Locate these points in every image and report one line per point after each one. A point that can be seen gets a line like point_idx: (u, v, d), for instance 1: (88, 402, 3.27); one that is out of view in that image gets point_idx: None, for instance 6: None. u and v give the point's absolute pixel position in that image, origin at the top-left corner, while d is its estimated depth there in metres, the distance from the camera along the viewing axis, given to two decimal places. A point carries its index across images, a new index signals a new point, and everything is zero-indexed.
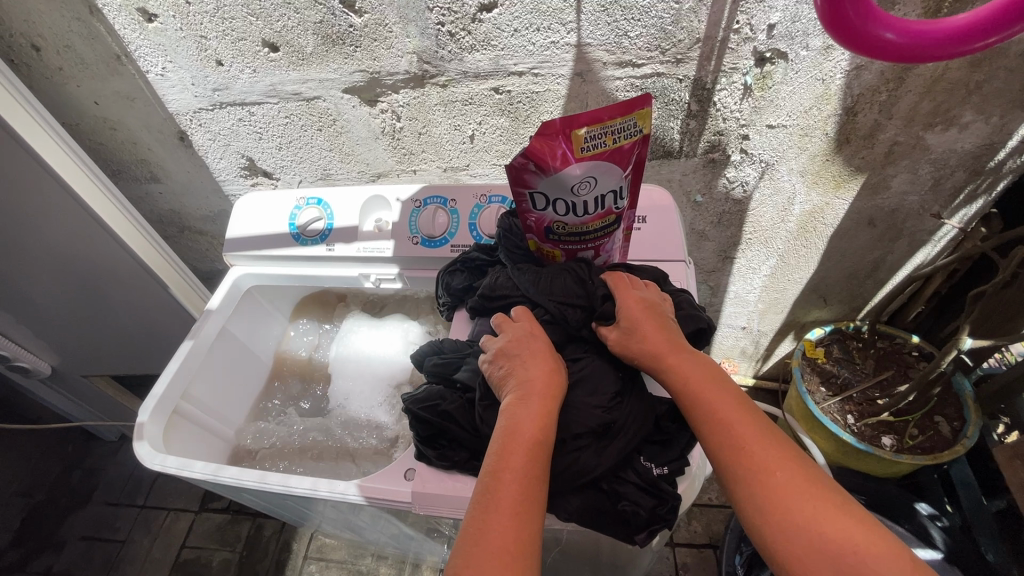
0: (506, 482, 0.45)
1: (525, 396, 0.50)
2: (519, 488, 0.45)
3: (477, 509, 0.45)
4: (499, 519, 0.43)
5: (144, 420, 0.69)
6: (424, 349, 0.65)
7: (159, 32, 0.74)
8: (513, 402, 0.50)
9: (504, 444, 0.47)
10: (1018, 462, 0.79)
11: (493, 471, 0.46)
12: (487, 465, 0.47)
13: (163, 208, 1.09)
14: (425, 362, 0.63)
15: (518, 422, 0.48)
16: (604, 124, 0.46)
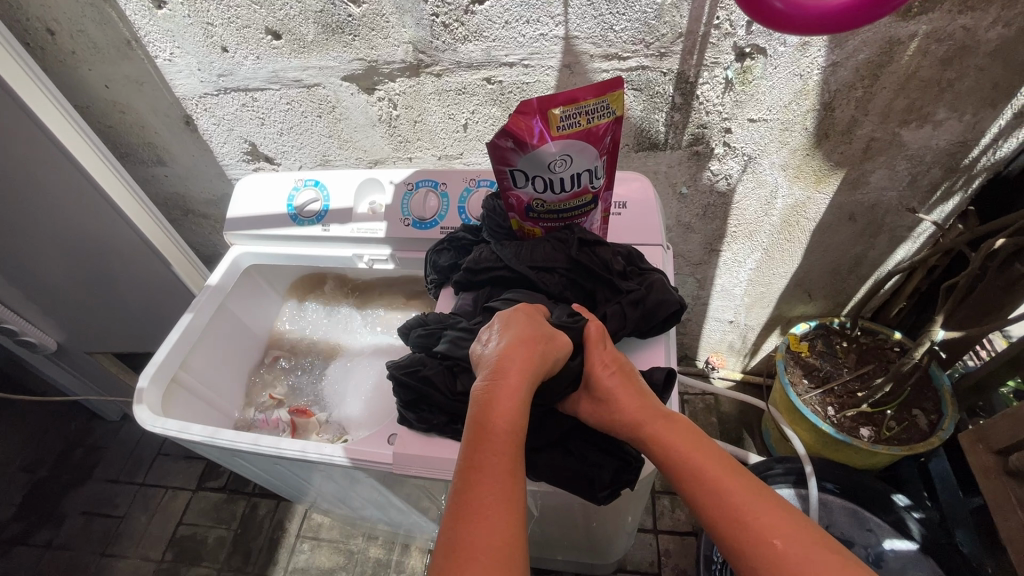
0: (486, 473, 0.43)
1: (501, 370, 0.48)
2: (502, 478, 0.43)
3: (456, 508, 0.42)
4: (482, 519, 0.40)
5: (144, 385, 0.72)
6: (411, 323, 0.68)
7: (168, 19, 0.78)
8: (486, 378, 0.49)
9: (478, 430, 0.45)
10: (980, 446, 0.81)
11: (470, 466, 0.43)
12: (463, 456, 0.44)
13: (168, 191, 1.13)
14: (410, 336, 0.66)
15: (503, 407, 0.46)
16: (578, 105, 0.50)
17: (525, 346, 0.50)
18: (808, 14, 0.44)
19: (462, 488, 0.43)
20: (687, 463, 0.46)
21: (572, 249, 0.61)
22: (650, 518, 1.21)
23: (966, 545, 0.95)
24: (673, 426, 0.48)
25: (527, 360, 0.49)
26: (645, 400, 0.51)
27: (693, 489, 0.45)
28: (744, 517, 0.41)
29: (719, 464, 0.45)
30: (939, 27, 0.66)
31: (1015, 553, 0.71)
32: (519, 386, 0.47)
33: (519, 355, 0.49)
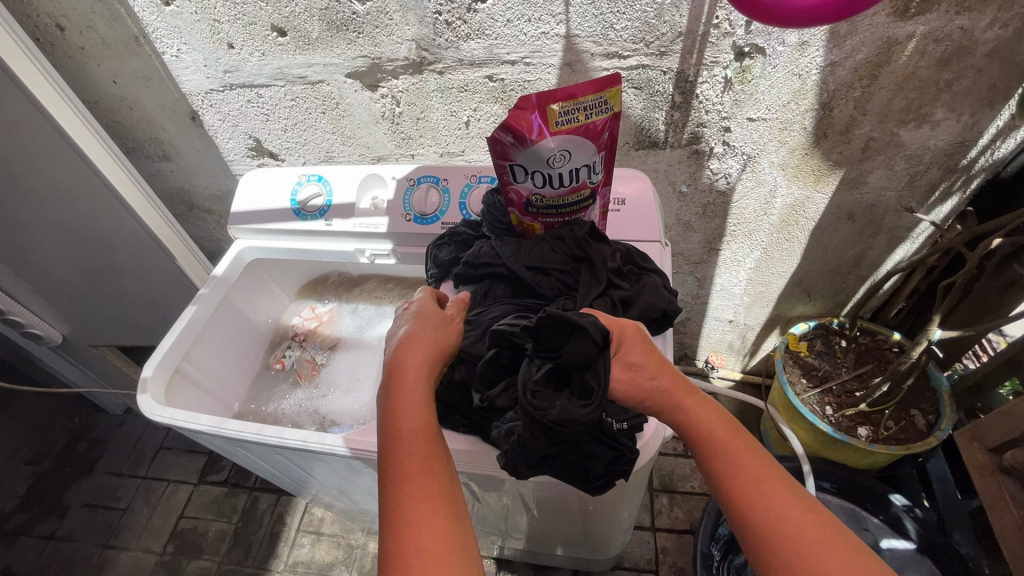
0: (409, 483, 0.46)
1: (398, 376, 0.52)
2: (427, 479, 0.47)
3: (390, 524, 0.45)
4: (418, 524, 0.44)
5: (148, 375, 0.73)
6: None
7: (175, 15, 0.79)
8: (383, 393, 0.52)
9: (394, 446, 0.49)
10: (975, 444, 0.82)
11: (395, 486, 0.47)
12: (387, 479, 0.48)
13: (173, 186, 1.14)
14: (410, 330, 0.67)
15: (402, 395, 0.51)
16: (577, 101, 0.51)
17: (411, 347, 0.54)
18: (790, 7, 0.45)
19: (390, 509, 0.46)
20: (714, 444, 0.51)
21: (569, 243, 0.62)
22: (648, 515, 1.22)
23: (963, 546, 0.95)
24: (705, 407, 0.54)
25: (417, 359, 0.54)
26: (676, 377, 0.55)
27: (721, 466, 0.50)
28: (759, 495, 0.47)
29: (741, 447, 0.51)
30: (936, 28, 0.67)
31: (1008, 551, 0.74)
32: (414, 387, 0.52)
33: (411, 356, 0.54)
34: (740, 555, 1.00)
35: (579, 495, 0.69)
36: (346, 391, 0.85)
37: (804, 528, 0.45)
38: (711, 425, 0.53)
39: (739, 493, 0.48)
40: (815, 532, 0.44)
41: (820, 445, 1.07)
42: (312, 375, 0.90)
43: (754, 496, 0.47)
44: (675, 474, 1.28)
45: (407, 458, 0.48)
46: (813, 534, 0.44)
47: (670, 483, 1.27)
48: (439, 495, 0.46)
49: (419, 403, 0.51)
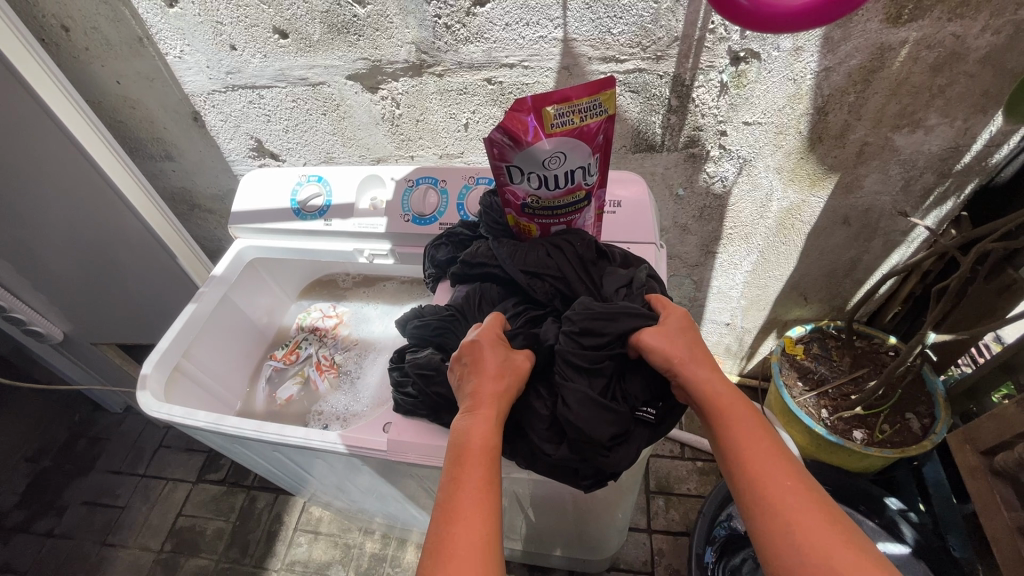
0: (465, 486, 0.47)
1: (479, 402, 0.52)
2: (478, 489, 0.47)
3: (441, 515, 0.46)
4: (462, 528, 0.45)
5: (148, 372, 0.74)
6: (409, 319, 0.70)
7: (179, 17, 0.80)
8: (464, 411, 0.53)
9: (459, 451, 0.50)
10: (968, 446, 0.82)
11: (453, 482, 0.48)
12: (448, 475, 0.49)
13: (175, 185, 1.15)
14: (410, 333, 0.68)
15: (471, 428, 0.51)
16: (571, 103, 0.52)
17: (491, 379, 0.54)
18: (773, 10, 0.46)
19: (446, 500, 0.47)
20: (733, 419, 0.50)
21: (566, 253, 0.62)
22: (644, 517, 1.22)
23: (957, 550, 0.95)
24: (722, 379, 0.53)
25: (495, 392, 0.53)
26: (698, 346, 0.55)
27: (730, 432, 0.50)
28: (762, 464, 0.47)
29: (752, 420, 0.50)
30: (929, 34, 0.67)
31: (999, 553, 0.75)
32: (492, 415, 0.52)
33: (494, 388, 0.53)
34: (736, 557, 1.01)
35: (572, 493, 0.69)
36: (345, 392, 0.85)
37: (805, 504, 0.44)
38: (727, 396, 0.52)
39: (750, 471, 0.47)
40: (810, 506, 0.44)
41: (815, 448, 1.07)
42: (332, 371, 0.87)
43: (760, 462, 0.47)
44: (672, 477, 1.28)
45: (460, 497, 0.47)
46: (806, 507, 0.44)
47: (666, 485, 1.27)
48: (486, 510, 0.46)
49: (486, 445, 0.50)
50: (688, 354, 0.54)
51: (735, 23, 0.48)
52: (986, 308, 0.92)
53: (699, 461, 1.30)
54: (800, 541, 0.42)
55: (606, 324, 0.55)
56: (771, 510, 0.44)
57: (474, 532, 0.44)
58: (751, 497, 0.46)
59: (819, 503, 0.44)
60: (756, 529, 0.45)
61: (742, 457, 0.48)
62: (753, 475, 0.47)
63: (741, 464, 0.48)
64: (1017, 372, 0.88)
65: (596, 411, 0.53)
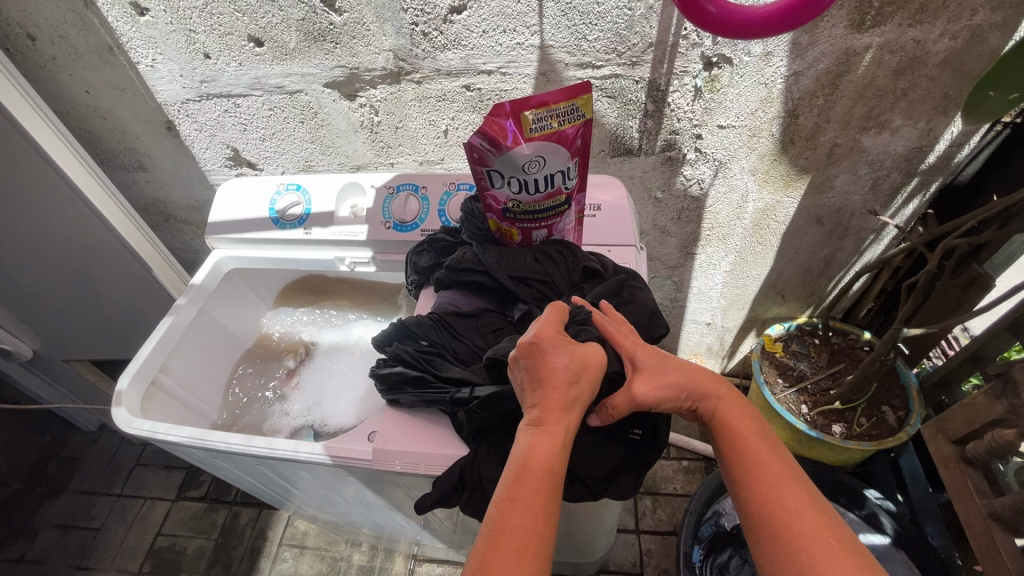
0: (518, 509, 0.46)
1: (552, 420, 0.49)
2: (530, 514, 0.46)
3: (490, 530, 0.45)
4: (507, 555, 0.44)
5: (123, 388, 0.72)
6: (389, 330, 0.68)
7: (151, 25, 0.79)
8: (528, 424, 0.50)
9: (520, 469, 0.47)
10: (940, 437, 0.85)
11: (506, 499, 0.46)
12: (502, 491, 0.47)
13: (149, 196, 1.13)
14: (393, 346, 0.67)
15: (535, 445, 0.48)
16: (549, 108, 0.52)
17: (561, 388, 0.49)
18: (739, 18, 0.48)
19: (495, 520, 0.46)
20: (741, 437, 0.51)
21: (553, 262, 0.64)
22: (632, 518, 1.23)
23: (935, 538, 0.97)
24: (736, 406, 0.53)
25: (564, 403, 0.49)
26: (705, 370, 0.55)
27: (744, 460, 0.50)
28: (779, 493, 0.47)
29: (764, 444, 0.51)
30: (891, 39, 0.70)
31: (972, 539, 0.77)
32: (560, 434, 0.49)
33: (569, 403, 0.49)
34: (723, 554, 1.02)
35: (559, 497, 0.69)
36: (326, 402, 0.83)
37: (814, 524, 0.45)
38: (738, 418, 0.52)
39: (760, 487, 0.48)
40: (827, 537, 0.44)
41: (796, 443, 1.08)
42: None
43: (773, 487, 0.48)
44: (658, 477, 1.30)
45: (510, 519, 0.46)
46: (822, 536, 0.44)
47: (653, 486, 1.28)
48: (536, 538, 0.45)
49: (553, 465, 0.48)
50: (698, 381, 0.53)
51: (706, 32, 0.49)
52: (955, 302, 0.95)
53: (685, 460, 1.32)
54: (805, 558, 0.44)
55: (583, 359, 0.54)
56: (785, 538, 0.45)
57: (518, 558, 0.44)
58: (765, 522, 0.47)
59: (830, 528, 0.45)
60: (764, 550, 0.46)
61: (753, 481, 0.49)
62: (767, 504, 0.47)
63: (755, 491, 0.48)
64: (985, 363, 0.91)
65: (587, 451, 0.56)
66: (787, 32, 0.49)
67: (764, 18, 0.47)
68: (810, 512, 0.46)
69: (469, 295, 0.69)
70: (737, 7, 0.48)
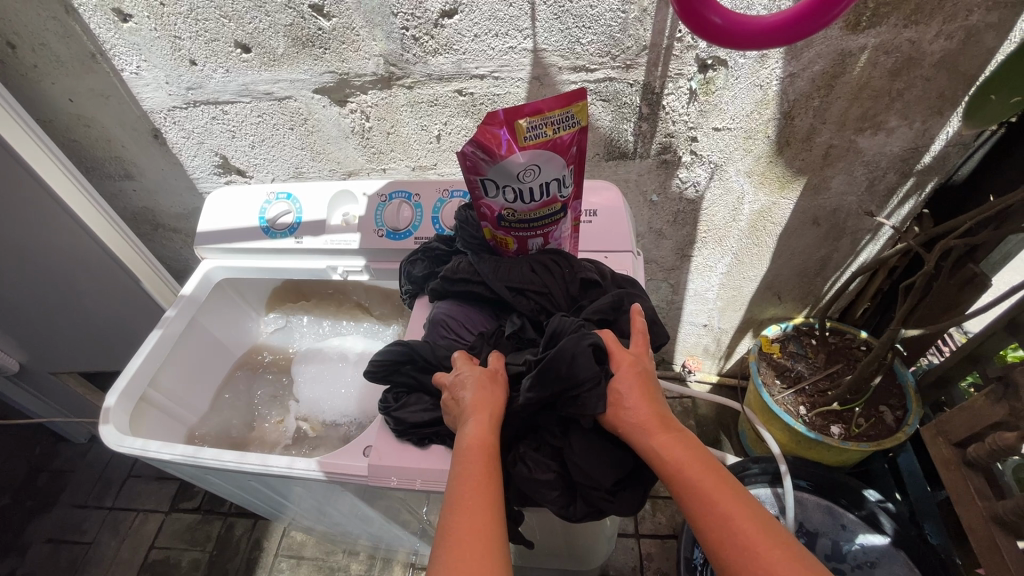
0: (467, 490, 0.49)
1: (480, 408, 0.54)
2: (479, 495, 0.48)
3: (447, 520, 0.47)
4: (467, 534, 0.46)
5: (111, 404, 0.70)
6: (389, 352, 0.64)
7: (134, 32, 0.77)
8: (462, 420, 0.54)
9: (459, 458, 0.51)
10: (940, 438, 0.84)
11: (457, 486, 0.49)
12: (451, 482, 0.50)
13: (137, 205, 1.11)
14: (398, 370, 0.64)
15: (470, 432, 0.53)
16: (544, 116, 0.51)
17: (482, 384, 0.57)
18: (745, 29, 0.47)
19: (450, 506, 0.48)
20: (689, 483, 0.50)
21: (551, 271, 0.63)
22: (632, 522, 1.22)
23: (934, 537, 0.97)
24: (677, 445, 0.52)
25: (487, 394, 0.56)
26: (652, 410, 0.54)
27: (693, 503, 0.49)
28: (733, 533, 0.46)
29: (715, 482, 0.49)
30: (887, 40, 0.70)
31: (974, 541, 0.77)
32: (489, 419, 0.54)
33: (488, 395, 0.56)
34: None
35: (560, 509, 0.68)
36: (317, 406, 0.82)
37: (773, 559, 0.44)
38: (684, 460, 0.51)
39: (714, 531, 0.47)
40: (782, 569, 0.43)
41: (794, 444, 1.08)
42: None
43: (724, 529, 0.46)
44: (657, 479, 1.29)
45: (464, 501, 0.48)
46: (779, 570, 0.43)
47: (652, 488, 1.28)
48: (489, 512, 0.48)
49: (486, 444, 0.52)
50: (638, 423, 0.53)
51: (712, 44, 0.48)
52: (952, 303, 0.95)
53: None
54: None
55: (554, 381, 0.54)
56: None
57: (476, 536, 0.46)
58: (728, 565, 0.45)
59: (791, 562, 0.43)
60: None
61: (706, 524, 0.47)
62: (720, 547, 0.46)
63: (709, 534, 0.47)
64: (983, 362, 0.91)
65: (597, 458, 0.55)
66: (794, 44, 0.48)
67: (771, 28, 0.47)
68: (769, 545, 0.45)
69: (465, 305, 0.67)
70: (743, 19, 0.47)
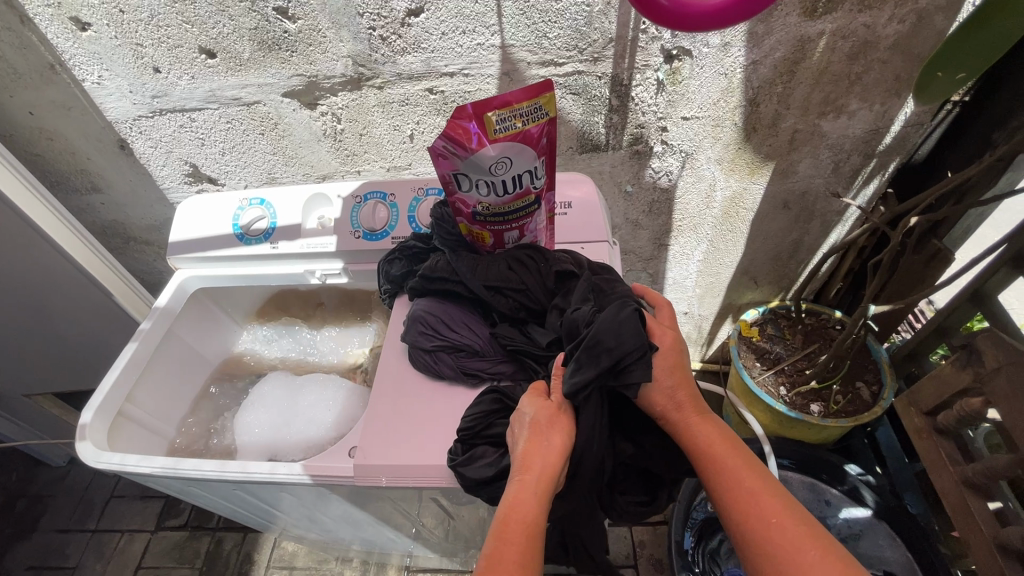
0: (496, 563, 0.49)
1: (525, 467, 0.52)
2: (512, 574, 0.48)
3: None
4: None
5: (87, 421, 0.69)
6: (485, 401, 0.61)
7: (93, 40, 0.76)
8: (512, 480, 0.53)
9: (499, 529, 0.50)
10: (912, 408, 0.87)
11: (488, 555, 0.50)
12: (484, 549, 0.50)
13: (106, 219, 1.08)
14: (496, 420, 0.60)
15: (517, 501, 0.51)
16: (512, 108, 0.52)
17: (541, 441, 0.54)
18: (691, 10, 0.48)
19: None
20: (719, 463, 0.53)
21: (528, 266, 0.64)
22: None
23: (914, 506, 1.00)
24: (708, 425, 0.56)
25: (548, 457, 0.53)
26: (688, 392, 0.57)
27: (720, 482, 0.53)
28: (758, 512, 0.50)
29: (740, 464, 0.53)
30: (842, 26, 0.72)
31: (948, 506, 0.80)
32: (540, 489, 0.52)
33: (540, 447, 0.53)
34: (713, 539, 1.03)
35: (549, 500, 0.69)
36: (294, 406, 0.79)
37: (794, 538, 0.48)
38: (713, 442, 0.54)
39: (741, 508, 0.51)
40: (806, 545, 0.48)
41: (777, 425, 1.10)
42: None
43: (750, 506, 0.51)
44: None
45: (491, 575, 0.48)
46: (804, 547, 0.48)
47: None
48: None
49: (534, 516, 0.51)
50: (676, 404, 0.56)
51: (659, 25, 0.49)
52: (917, 279, 0.98)
53: None
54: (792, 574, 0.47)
55: (603, 348, 0.53)
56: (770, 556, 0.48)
57: None
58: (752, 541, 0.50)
59: (814, 540, 0.48)
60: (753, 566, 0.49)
61: (733, 502, 0.52)
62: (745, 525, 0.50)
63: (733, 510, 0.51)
64: (950, 335, 0.94)
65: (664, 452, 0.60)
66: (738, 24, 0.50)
67: (716, 10, 0.48)
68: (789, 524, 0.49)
69: (445, 303, 0.68)
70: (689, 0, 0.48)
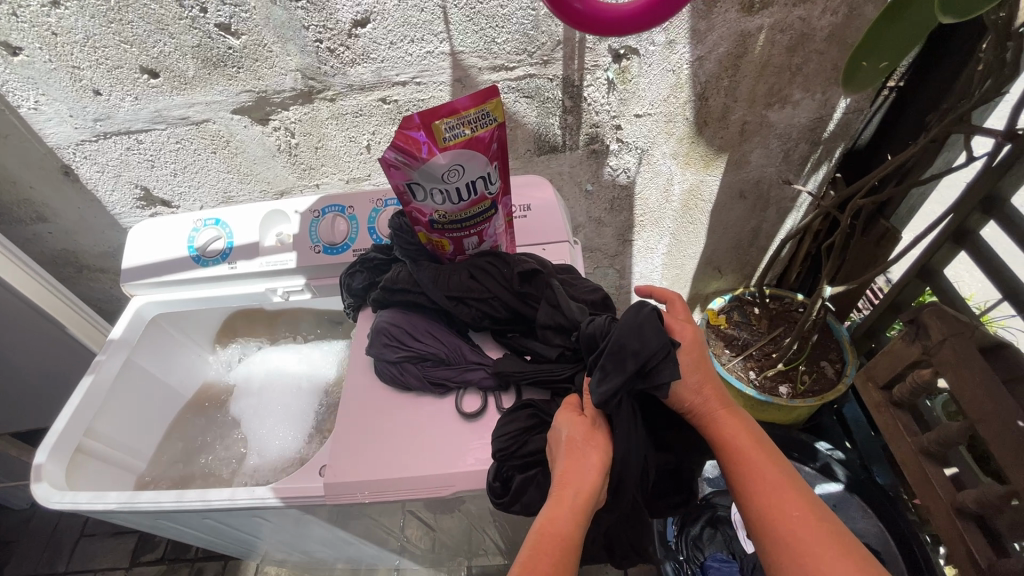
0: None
1: (563, 483, 0.52)
2: None
3: None
4: None
5: (41, 461, 0.67)
6: (521, 418, 0.59)
7: (26, 65, 0.73)
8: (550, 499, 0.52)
9: (536, 545, 0.49)
10: (870, 383, 0.90)
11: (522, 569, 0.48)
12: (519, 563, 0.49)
13: (56, 248, 1.04)
14: (531, 437, 0.59)
15: (554, 518, 0.50)
16: (460, 115, 0.51)
17: (580, 456, 0.53)
18: (605, 14, 0.49)
19: None
20: (744, 452, 0.56)
21: (489, 274, 0.65)
22: None
23: (882, 477, 1.04)
24: (733, 419, 0.58)
25: (588, 472, 0.53)
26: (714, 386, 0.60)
27: (740, 471, 0.55)
28: (777, 500, 0.52)
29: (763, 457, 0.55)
30: (779, 19, 0.74)
31: (909, 474, 0.83)
32: (580, 505, 0.51)
33: (580, 464, 0.53)
34: (694, 527, 1.05)
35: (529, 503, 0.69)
36: (265, 425, 0.81)
37: (811, 526, 0.50)
38: (736, 434, 0.57)
39: (761, 498, 0.53)
40: (819, 534, 0.49)
41: (751, 409, 1.13)
42: None
43: (770, 495, 0.52)
44: None
45: None
46: (811, 535, 0.49)
47: None
48: None
49: (574, 531, 0.50)
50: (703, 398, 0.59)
51: (577, 29, 0.50)
52: (868, 260, 1.02)
53: None
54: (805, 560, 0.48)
55: (630, 354, 0.53)
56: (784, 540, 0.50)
57: None
58: (769, 529, 0.51)
59: (828, 531, 0.49)
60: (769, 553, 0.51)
61: (751, 491, 0.54)
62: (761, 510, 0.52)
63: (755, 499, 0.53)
64: (903, 309, 0.98)
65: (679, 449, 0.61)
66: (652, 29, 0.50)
67: (629, 15, 0.48)
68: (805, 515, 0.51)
69: (408, 313, 0.68)
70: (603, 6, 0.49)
